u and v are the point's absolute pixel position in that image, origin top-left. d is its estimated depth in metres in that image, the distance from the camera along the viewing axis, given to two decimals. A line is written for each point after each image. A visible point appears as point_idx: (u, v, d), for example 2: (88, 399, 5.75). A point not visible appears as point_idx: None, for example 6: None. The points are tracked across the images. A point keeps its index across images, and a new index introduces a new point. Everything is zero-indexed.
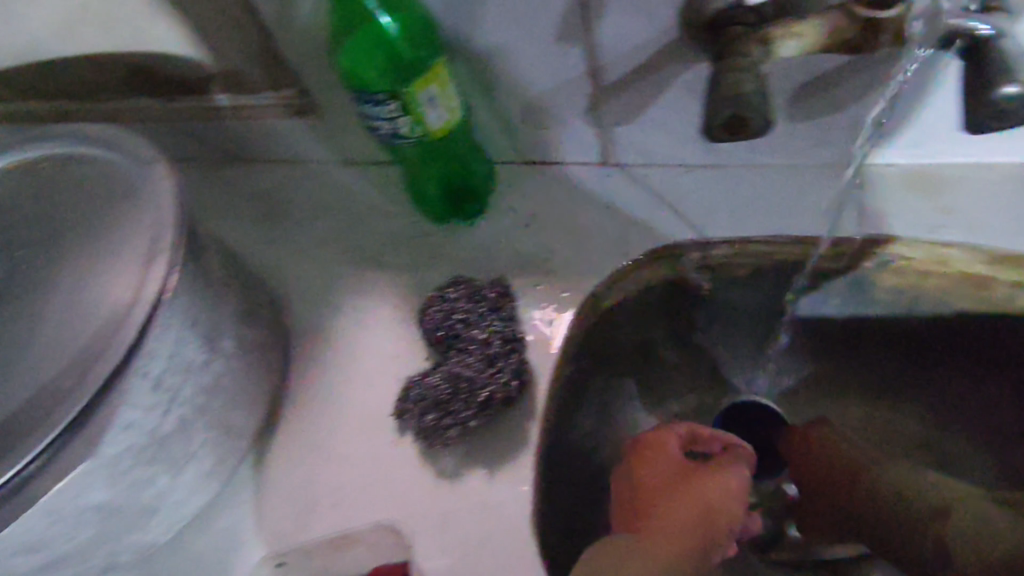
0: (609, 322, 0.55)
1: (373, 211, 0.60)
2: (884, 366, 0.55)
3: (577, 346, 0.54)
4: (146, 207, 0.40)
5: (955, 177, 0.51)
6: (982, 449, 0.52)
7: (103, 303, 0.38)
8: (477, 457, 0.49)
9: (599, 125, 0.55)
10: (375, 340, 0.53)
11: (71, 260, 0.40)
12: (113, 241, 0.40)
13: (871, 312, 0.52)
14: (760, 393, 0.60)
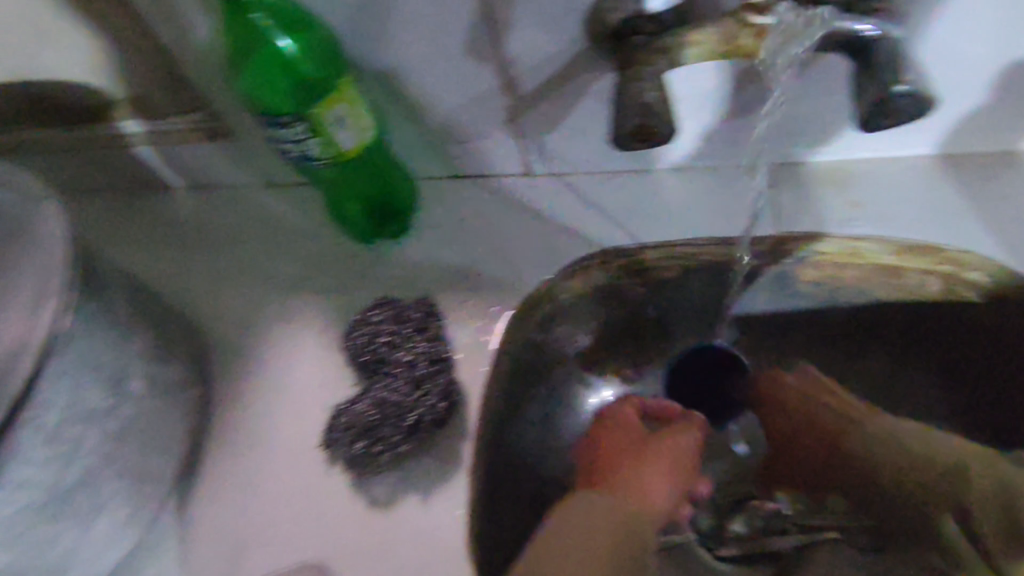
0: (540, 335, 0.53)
1: (298, 234, 0.60)
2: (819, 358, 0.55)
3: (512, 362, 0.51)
4: (39, 247, 0.42)
5: (864, 171, 0.53)
6: None
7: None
8: (411, 483, 0.47)
9: (522, 135, 0.55)
10: (301, 370, 0.53)
11: None
12: (8, 286, 0.41)
13: (798, 304, 0.53)
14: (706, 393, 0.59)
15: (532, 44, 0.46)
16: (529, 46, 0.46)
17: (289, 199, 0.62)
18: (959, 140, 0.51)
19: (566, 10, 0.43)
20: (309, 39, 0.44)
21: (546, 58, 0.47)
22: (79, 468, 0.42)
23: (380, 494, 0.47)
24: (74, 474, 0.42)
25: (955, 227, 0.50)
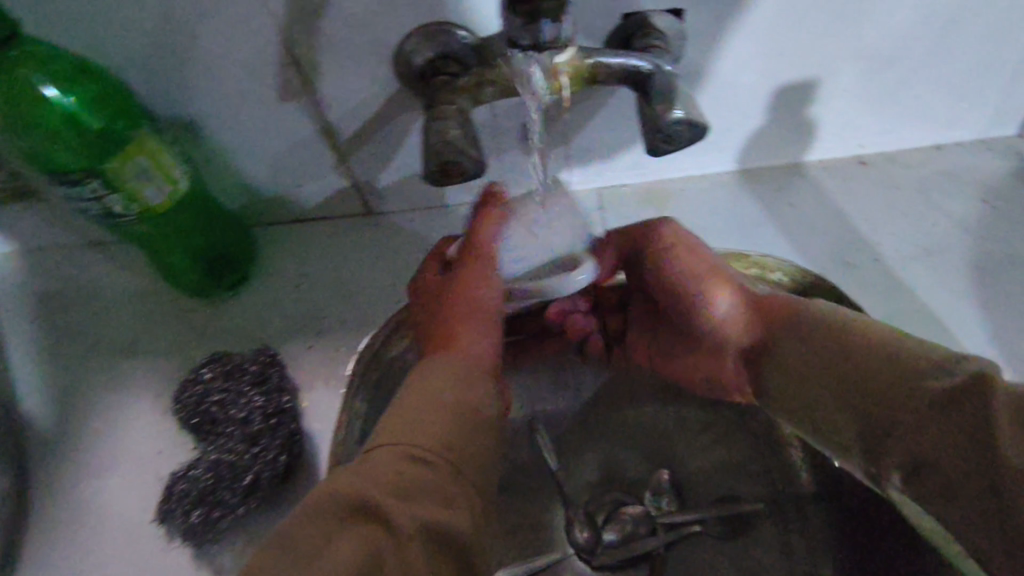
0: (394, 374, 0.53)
1: (126, 293, 0.57)
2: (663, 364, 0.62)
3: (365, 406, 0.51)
4: None
5: (679, 189, 0.58)
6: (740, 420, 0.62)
7: None
8: (258, 546, 0.45)
9: (355, 175, 0.55)
10: (135, 440, 0.50)
11: None
12: None
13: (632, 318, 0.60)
14: (561, 405, 0.63)
15: (343, 87, 0.47)
16: (341, 88, 0.47)
17: (115, 258, 0.58)
18: (749, 156, 0.57)
19: (370, 53, 0.45)
20: (87, 94, 0.42)
21: (360, 100, 0.48)
22: None
23: (224, 567, 0.44)
24: None
25: (756, 232, 0.56)
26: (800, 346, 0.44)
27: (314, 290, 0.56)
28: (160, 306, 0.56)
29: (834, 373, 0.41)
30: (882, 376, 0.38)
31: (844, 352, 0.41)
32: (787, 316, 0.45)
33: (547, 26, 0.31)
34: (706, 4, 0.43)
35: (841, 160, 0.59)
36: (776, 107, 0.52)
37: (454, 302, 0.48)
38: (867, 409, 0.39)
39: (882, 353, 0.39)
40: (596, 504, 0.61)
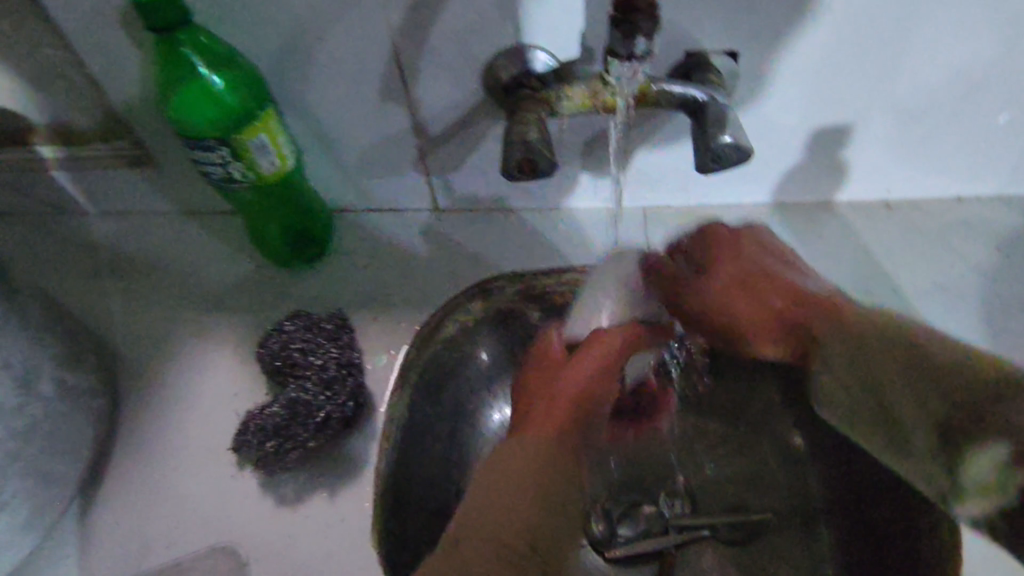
0: (453, 350, 0.61)
1: (214, 257, 0.64)
2: (687, 376, 0.67)
3: (421, 373, 0.58)
4: None
5: (718, 214, 0.64)
6: (762, 438, 0.66)
7: None
8: (319, 480, 0.51)
9: (429, 173, 0.62)
10: (212, 383, 0.56)
11: None
12: None
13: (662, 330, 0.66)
14: None
15: (435, 91, 0.54)
16: (434, 94, 0.55)
17: (205, 227, 0.66)
18: (784, 191, 0.63)
19: (464, 64, 0.52)
20: (230, 74, 0.50)
21: (447, 105, 0.56)
22: None
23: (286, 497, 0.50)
24: None
25: None
26: (836, 347, 0.42)
27: (383, 270, 0.63)
28: (246, 271, 0.63)
29: (838, 375, 0.42)
30: (865, 366, 0.39)
31: (860, 363, 0.40)
32: (789, 315, 0.45)
33: (641, 41, 0.38)
34: (757, 49, 0.50)
35: (869, 202, 0.64)
36: (812, 147, 0.59)
37: (562, 385, 0.46)
38: (869, 409, 0.40)
39: (875, 345, 0.39)
40: (614, 500, 0.65)
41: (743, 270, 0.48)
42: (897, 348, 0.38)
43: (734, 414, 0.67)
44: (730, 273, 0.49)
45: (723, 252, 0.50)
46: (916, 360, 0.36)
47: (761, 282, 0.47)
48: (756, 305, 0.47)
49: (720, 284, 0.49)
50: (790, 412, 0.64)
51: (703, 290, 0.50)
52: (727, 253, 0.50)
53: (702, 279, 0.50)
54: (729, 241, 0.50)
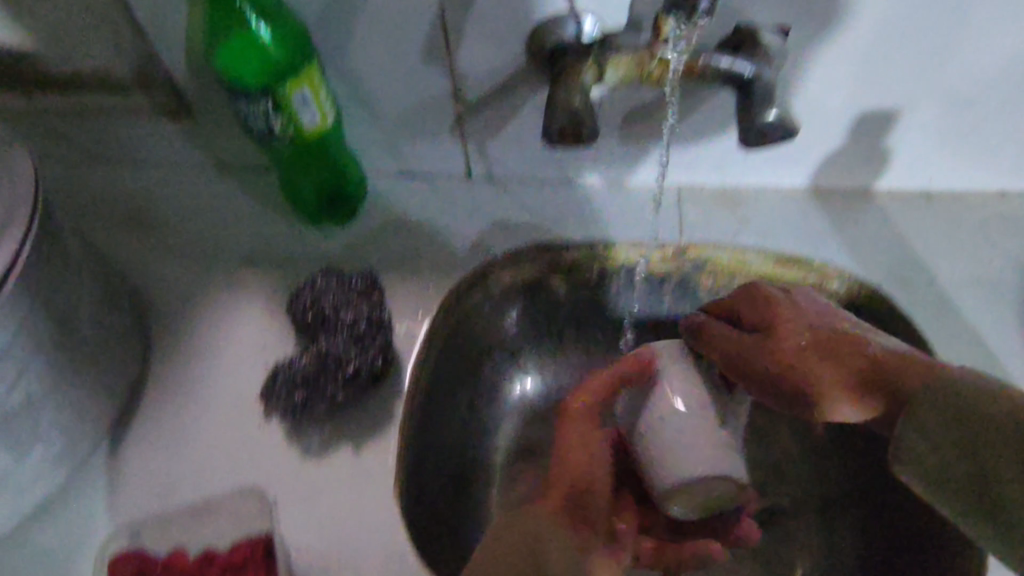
0: (476, 317, 0.61)
1: (248, 212, 0.64)
2: None
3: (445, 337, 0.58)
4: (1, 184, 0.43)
5: (753, 195, 0.64)
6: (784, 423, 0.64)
7: None
8: (345, 432, 0.51)
9: (464, 138, 0.62)
10: (242, 333, 0.57)
11: None
12: None
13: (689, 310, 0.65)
14: None
15: (478, 53, 0.54)
16: (476, 56, 0.54)
17: (238, 182, 0.66)
18: (823, 175, 0.62)
19: (509, 27, 0.52)
20: (276, 25, 0.50)
21: (489, 69, 0.55)
22: (20, 390, 0.44)
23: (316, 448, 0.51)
24: (11, 396, 0.43)
25: (819, 242, 0.61)
26: (926, 416, 0.41)
27: (412, 233, 0.64)
28: (278, 227, 0.63)
29: (924, 437, 0.41)
30: (940, 421, 0.40)
31: (953, 425, 0.40)
32: (860, 379, 0.44)
33: None
34: (806, 25, 0.50)
35: (909, 192, 0.63)
36: (854, 131, 0.58)
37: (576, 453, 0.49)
38: (959, 464, 0.39)
39: (947, 397, 0.40)
40: None
41: (802, 330, 0.47)
42: (958, 403, 0.40)
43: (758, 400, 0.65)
44: (785, 337, 0.47)
45: (774, 316, 0.49)
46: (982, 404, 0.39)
47: (828, 339, 0.46)
48: (814, 371, 0.45)
49: (785, 349, 0.47)
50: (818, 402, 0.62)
51: (763, 352, 0.47)
52: (778, 311, 0.49)
53: (765, 341, 0.48)
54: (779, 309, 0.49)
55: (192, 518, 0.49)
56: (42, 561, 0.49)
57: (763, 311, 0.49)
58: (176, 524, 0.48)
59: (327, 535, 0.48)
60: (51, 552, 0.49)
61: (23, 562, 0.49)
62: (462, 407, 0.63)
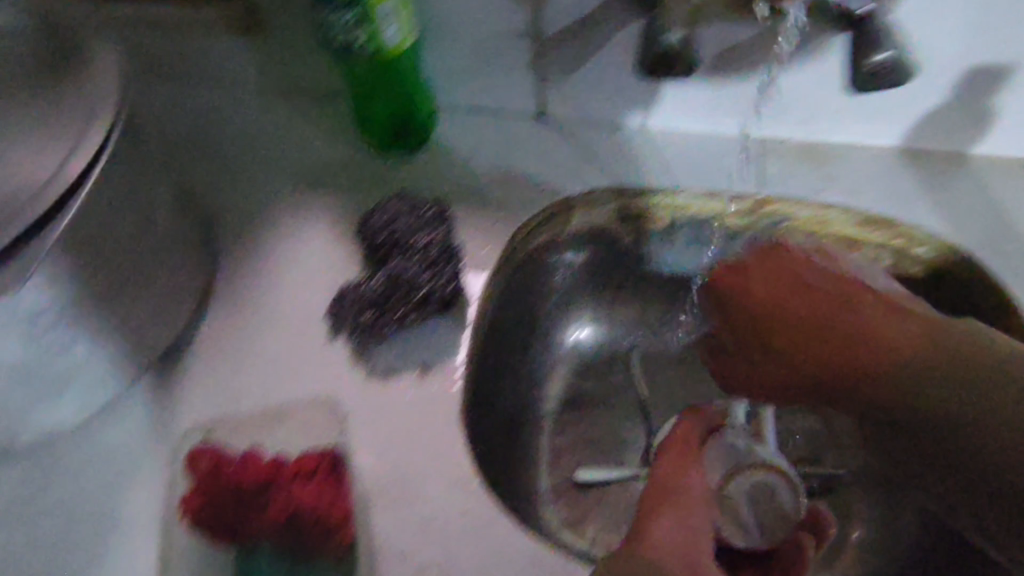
0: (538, 261, 0.61)
1: (312, 137, 0.63)
2: None
3: (507, 275, 0.59)
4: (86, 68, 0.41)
5: (841, 152, 0.61)
6: None
7: (20, 167, 0.38)
8: (410, 357, 0.50)
9: (541, 73, 0.60)
10: (305, 254, 0.56)
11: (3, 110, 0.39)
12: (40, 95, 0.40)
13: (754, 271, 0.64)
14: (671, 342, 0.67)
15: None
16: None
17: (302, 106, 0.64)
18: (917, 135, 0.59)
19: None
20: None
21: None
22: (95, 284, 0.43)
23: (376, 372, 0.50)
24: (87, 288, 0.42)
25: (909, 204, 0.58)
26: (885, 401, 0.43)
27: (480, 168, 0.61)
28: (343, 153, 0.62)
29: (901, 446, 0.43)
30: (927, 390, 0.41)
31: (913, 408, 0.41)
32: (864, 358, 0.44)
33: None
34: None
35: (1008, 159, 0.60)
36: (963, 87, 0.54)
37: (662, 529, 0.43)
38: (946, 467, 0.40)
39: (924, 359, 0.42)
40: None
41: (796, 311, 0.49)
42: (939, 344, 0.42)
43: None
44: (778, 318, 0.50)
45: (768, 289, 0.51)
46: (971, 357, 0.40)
47: (831, 310, 0.47)
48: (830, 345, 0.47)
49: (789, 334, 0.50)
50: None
51: (775, 341, 0.51)
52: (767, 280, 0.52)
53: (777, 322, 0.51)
54: (789, 283, 0.50)
55: (260, 424, 0.49)
56: (104, 460, 0.48)
57: (746, 284, 0.52)
58: (244, 432, 0.48)
59: (391, 458, 0.47)
60: (108, 456, 0.48)
61: (83, 463, 0.48)
62: (516, 352, 0.62)
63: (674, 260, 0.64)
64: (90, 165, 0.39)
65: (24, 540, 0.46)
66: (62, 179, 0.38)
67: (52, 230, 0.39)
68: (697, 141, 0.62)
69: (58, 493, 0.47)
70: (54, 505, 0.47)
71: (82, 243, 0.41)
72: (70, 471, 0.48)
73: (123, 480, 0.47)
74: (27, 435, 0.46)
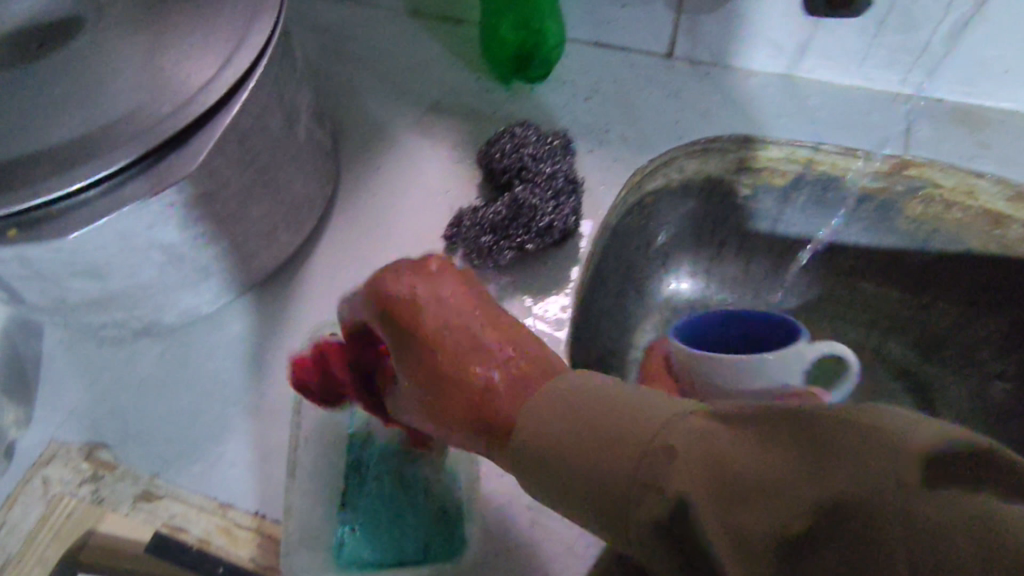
0: (645, 208, 0.58)
1: (437, 60, 0.63)
2: (892, 297, 0.59)
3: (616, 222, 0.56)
4: None
5: (1000, 119, 0.56)
6: (965, 380, 0.56)
7: (185, 64, 0.40)
8: (522, 285, 0.51)
9: (680, 10, 0.58)
10: (425, 176, 0.57)
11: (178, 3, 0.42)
12: None
13: (886, 242, 0.58)
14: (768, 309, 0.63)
15: None
16: None
17: (430, 29, 0.65)
18: None
19: None
20: None
21: None
22: (245, 178, 0.44)
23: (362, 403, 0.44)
24: (241, 179, 0.44)
25: None
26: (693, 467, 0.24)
27: (603, 102, 0.59)
28: (467, 78, 0.62)
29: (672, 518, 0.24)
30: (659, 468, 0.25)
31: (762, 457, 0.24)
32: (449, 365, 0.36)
33: None
34: None
35: None
36: None
37: None
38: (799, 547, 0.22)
39: (753, 437, 0.24)
40: None
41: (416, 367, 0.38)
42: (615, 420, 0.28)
43: (936, 350, 0.58)
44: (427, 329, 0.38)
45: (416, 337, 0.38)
46: (992, 539, 0.20)
47: (464, 361, 0.35)
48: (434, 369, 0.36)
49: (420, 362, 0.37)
50: (1001, 364, 0.55)
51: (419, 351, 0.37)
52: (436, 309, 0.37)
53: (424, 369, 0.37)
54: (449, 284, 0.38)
55: None
56: (237, 347, 0.51)
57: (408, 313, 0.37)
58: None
59: None
60: (233, 345, 0.51)
61: (210, 349, 0.51)
62: (614, 294, 0.59)
63: (788, 220, 0.60)
64: (252, 66, 0.40)
65: (163, 412, 0.48)
66: (233, 71, 0.39)
67: (218, 118, 0.40)
68: (838, 94, 0.59)
69: (192, 374, 0.50)
70: (190, 383, 0.49)
71: (244, 133, 0.42)
72: (199, 355, 0.51)
73: (253, 367, 0.50)
74: (169, 315, 0.49)
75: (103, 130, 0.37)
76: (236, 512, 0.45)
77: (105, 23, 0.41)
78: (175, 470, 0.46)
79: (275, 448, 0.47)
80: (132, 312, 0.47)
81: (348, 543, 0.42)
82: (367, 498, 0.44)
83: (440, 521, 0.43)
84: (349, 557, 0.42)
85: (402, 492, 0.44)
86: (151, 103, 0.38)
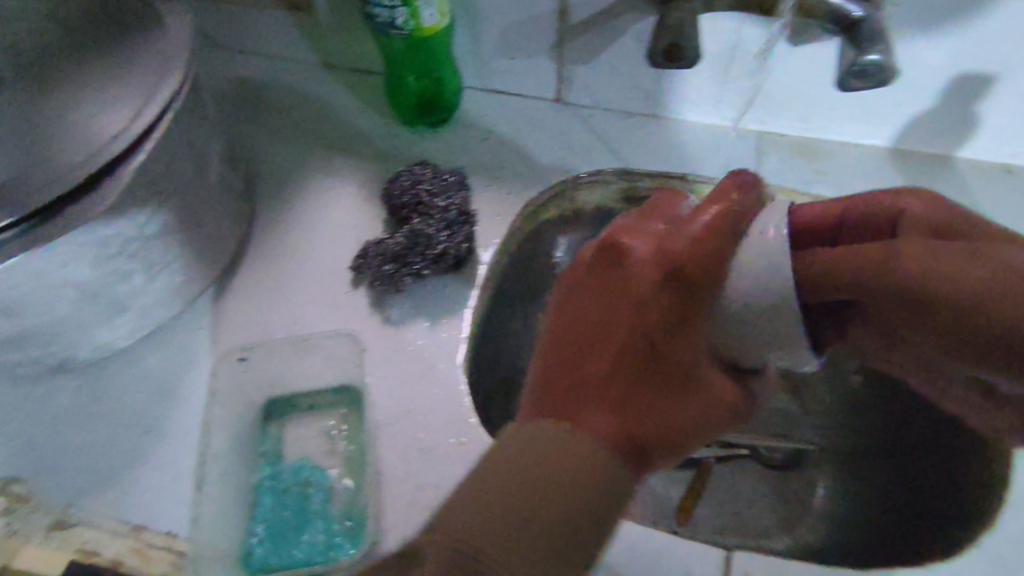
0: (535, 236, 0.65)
1: (344, 107, 0.68)
2: None
3: (510, 252, 0.63)
4: (156, 34, 0.47)
5: (833, 150, 0.66)
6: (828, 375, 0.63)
7: (96, 120, 0.44)
8: (421, 310, 0.56)
9: (561, 61, 0.64)
10: (334, 212, 0.61)
11: (86, 68, 0.46)
12: (117, 57, 0.46)
13: None
14: None
15: None
16: None
17: (340, 79, 0.70)
18: (904, 137, 0.64)
19: None
20: None
21: None
22: (157, 219, 0.48)
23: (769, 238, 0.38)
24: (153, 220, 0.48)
25: None
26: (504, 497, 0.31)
27: (499, 144, 0.66)
28: (374, 123, 0.67)
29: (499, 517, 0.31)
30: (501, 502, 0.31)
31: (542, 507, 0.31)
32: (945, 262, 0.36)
33: None
34: None
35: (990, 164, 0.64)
36: (949, 92, 0.58)
37: None
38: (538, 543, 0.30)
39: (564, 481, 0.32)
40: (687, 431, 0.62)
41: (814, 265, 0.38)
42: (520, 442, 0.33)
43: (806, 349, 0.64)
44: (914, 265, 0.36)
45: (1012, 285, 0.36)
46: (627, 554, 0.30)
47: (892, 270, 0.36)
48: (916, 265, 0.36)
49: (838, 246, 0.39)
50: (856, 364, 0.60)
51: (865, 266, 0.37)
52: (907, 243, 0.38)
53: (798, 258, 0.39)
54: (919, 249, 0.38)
55: (293, 350, 0.54)
56: (153, 378, 0.53)
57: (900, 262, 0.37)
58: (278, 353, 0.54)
59: (404, 390, 0.52)
60: (151, 377, 0.54)
61: (127, 381, 0.53)
62: (517, 317, 0.65)
63: None
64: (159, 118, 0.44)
65: (79, 443, 0.51)
66: (138, 124, 0.43)
67: (126, 165, 0.43)
68: (702, 130, 0.67)
69: (108, 406, 0.52)
70: (106, 415, 0.52)
71: (154, 178, 0.46)
72: (116, 388, 0.53)
73: (168, 397, 0.53)
74: (85, 351, 0.52)
75: (15, 178, 0.41)
76: (151, 533, 0.47)
77: (18, 83, 0.45)
78: (91, 498, 0.48)
79: (188, 472, 0.49)
80: (48, 349, 0.50)
81: (258, 552, 0.46)
82: (277, 510, 0.48)
83: (344, 522, 0.48)
84: (258, 567, 0.46)
85: (307, 500, 0.49)
86: (63, 156, 0.42)
